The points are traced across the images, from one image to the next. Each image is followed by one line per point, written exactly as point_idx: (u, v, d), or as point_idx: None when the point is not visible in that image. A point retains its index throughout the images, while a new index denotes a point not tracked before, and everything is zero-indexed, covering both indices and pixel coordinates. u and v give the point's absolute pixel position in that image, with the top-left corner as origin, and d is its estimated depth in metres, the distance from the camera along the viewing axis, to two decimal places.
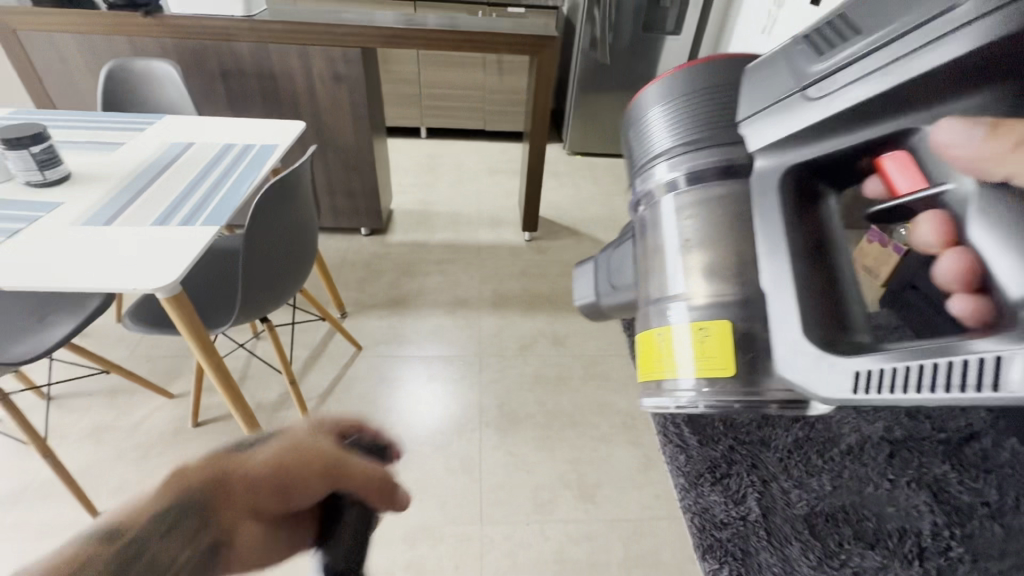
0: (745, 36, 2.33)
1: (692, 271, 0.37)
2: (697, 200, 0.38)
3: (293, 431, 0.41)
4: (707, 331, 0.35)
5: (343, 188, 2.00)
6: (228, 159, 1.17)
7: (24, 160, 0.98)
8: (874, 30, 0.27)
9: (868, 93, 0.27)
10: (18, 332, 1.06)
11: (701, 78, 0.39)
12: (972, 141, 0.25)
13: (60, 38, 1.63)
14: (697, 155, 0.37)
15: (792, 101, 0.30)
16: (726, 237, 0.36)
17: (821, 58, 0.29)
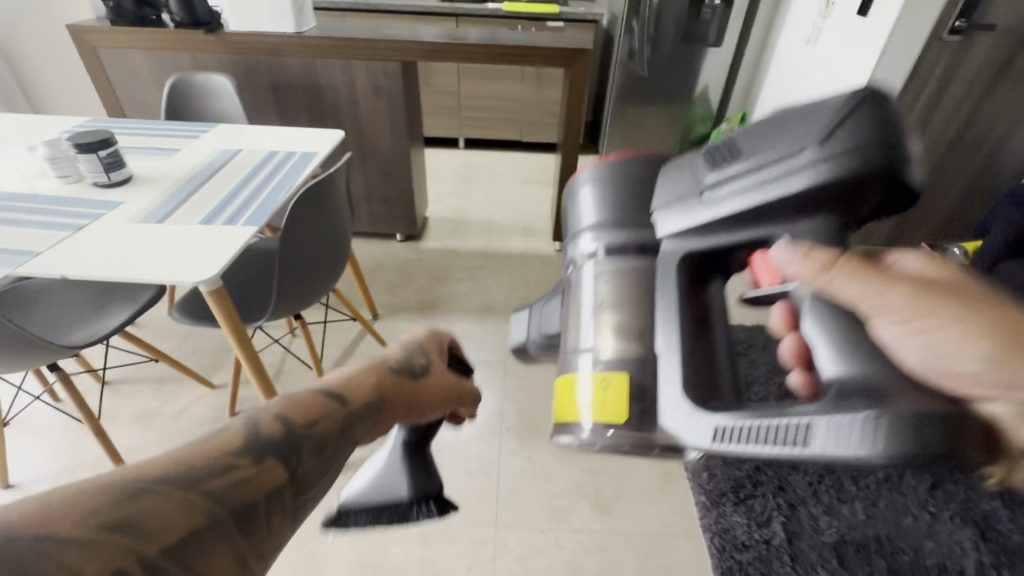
0: (788, 47, 2.28)
1: (603, 328, 0.39)
2: (613, 268, 0.41)
3: (440, 359, 0.55)
4: (608, 382, 0.37)
5: (380, 194, 2.08)
6: (271, 165, 1.24)
7: (93, 163, 1.09)
8: (746, 160, 0.35)
9: (742, 205, 0.35)
10: (80, 319, 1.17)
11: (628, 170, 0.44)
12: (795, 261, 0.34)
13: (132, 54, 1.79)
14: (618, 232, 0.41)
15: (688, 203, 0.38)
16: (635, 304, 0.39)
17: (715, 170, 0.37)
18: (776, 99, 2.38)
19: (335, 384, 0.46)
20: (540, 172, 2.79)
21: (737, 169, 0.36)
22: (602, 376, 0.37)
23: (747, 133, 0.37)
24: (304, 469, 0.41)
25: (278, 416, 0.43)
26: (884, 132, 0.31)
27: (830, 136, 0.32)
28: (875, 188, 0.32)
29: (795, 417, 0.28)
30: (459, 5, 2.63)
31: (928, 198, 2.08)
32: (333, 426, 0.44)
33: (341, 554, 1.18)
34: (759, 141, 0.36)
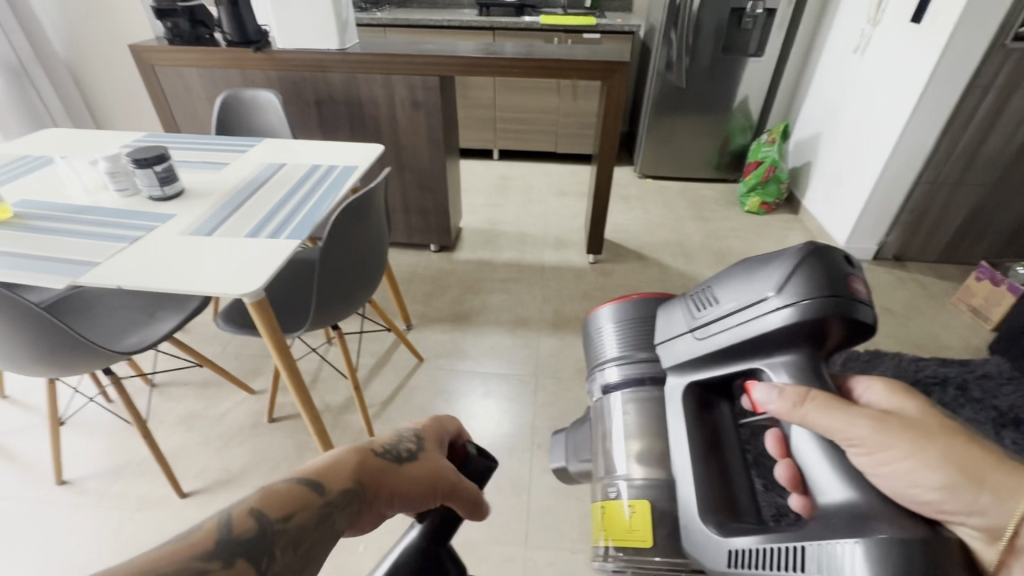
0: (835, 56, 2.21)
1: (630, 455, 0.56)
2: (633, 399, 0.59)
3: (432, 441, 0.50)
4: (633, 508, 0.52)
5: (416, 206, 2.11)
6: (314, 179, 1.28)
7: (148, 177, 1.14)
8: (727, 306, 0.47)
9: (727, 340, 0.47)
10: (132, 325, 1.22)
11: (631, 313, 0.62)
12: (773, 399, 0.45)
13: (186, 72, 1.88)
14: (629, 367, 0.59)
15: (686, 339, 0.51)
16: (654, 433, 0.56)
17: (699, 316, 0.50)
18: (821, 110, 2.30)
19: (311, 471, 0.43)
20: (574, 184, 2.78)
21: (719, 314, 0.48)
22: (627, 503, 0.53)
23: (726, 281, 0.49)
24: (275, 564, 0.39)
25: (249, 506, 0.40)
26: (827, 282, 0.42)
27: (784, 287, 0.43)
28: (827, 324, 0.43)
29: (798, 538, 0.38)
30: (497, 18, 2.66)
31: (990, 213, 1.95)
32: (306, 517, 0.41)
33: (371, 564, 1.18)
34: (734, 292, 0.48)
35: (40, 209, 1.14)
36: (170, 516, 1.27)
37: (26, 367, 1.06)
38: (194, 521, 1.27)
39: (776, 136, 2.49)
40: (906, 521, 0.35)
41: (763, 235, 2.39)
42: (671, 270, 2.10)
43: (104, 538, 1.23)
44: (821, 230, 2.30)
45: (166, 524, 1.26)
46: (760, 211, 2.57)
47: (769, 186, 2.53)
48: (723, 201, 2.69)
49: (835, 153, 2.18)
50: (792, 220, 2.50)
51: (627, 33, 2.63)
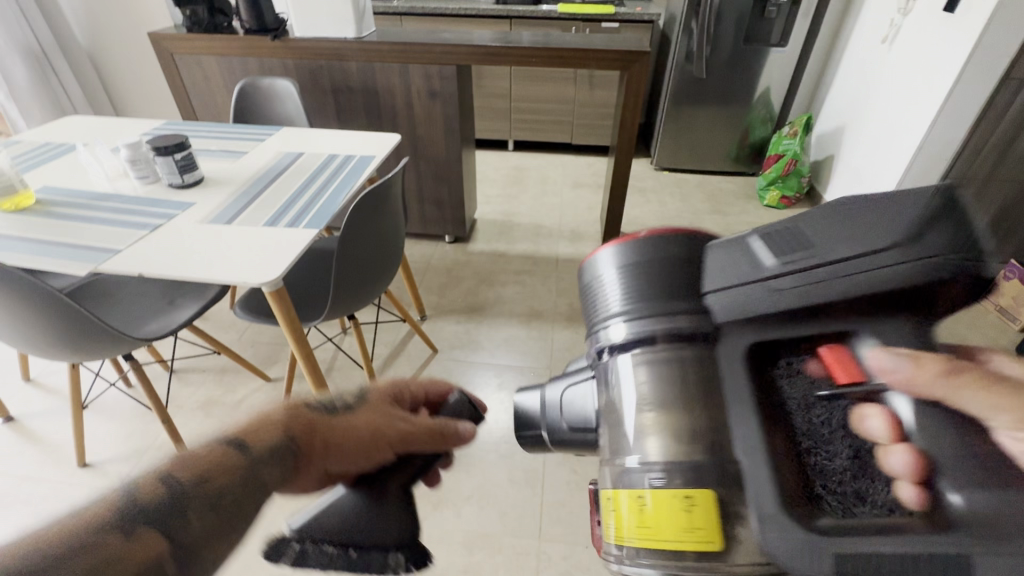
0: (862, 47, 2.14)
1: (645, 430, 0.30)
2: (654, 366, 0.31)
3: (380, 394, 0.49)
4: (693, 502, 0.26)
5: (432, 197, 2.10)
6: (331, 169, 1.28)
7: (168, 165, 1.14)
8: (824, 250, 0.29)
9: (823, 294, 0.28)
10: (152, 312, 1.23)
11: (649, 243, 0.36)
12: (902, 368, 0.26)
13: (205, 60, 1.89)
14: (652, 316, 0.32)
15: (750, 291, 0.30)
16: (674, 399, 0.30)
17: (778, 258, 0.30)
18: (845, 102, 2.24)
19: (235, 434, 0.44)
20: (590, 176, 2.75)
21: (815, 258, 0.29)
22: (681, 493, 0.27)
23: (816, 219, 0.30)
24: (192, 531, 0.39)
25: (163, 473, 0.41)
26: (968, 236, 0.26)
27: (921, 236, 0.27)
28: (960, 288, 0.26)
29: (928, 535, 0.22)
30: (513, 7, 2.63)
31: None
32: (227, 480, 0.42)
33: None
34: (839, 231, 0.29)
35: (62, 196, 1.15)
36: None
37: (48, 352, 1.07)
38: None
39: (798, 128, 2.43)
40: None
41: None
42: None
43: None
44: None
45: None
46: (780, 205, 2.52)
47: (789, 179, 2.47)
48: (742, 194, 2.64)
49: (859, 147, 2.13)
50: None
51: (647, 22, 2.58)
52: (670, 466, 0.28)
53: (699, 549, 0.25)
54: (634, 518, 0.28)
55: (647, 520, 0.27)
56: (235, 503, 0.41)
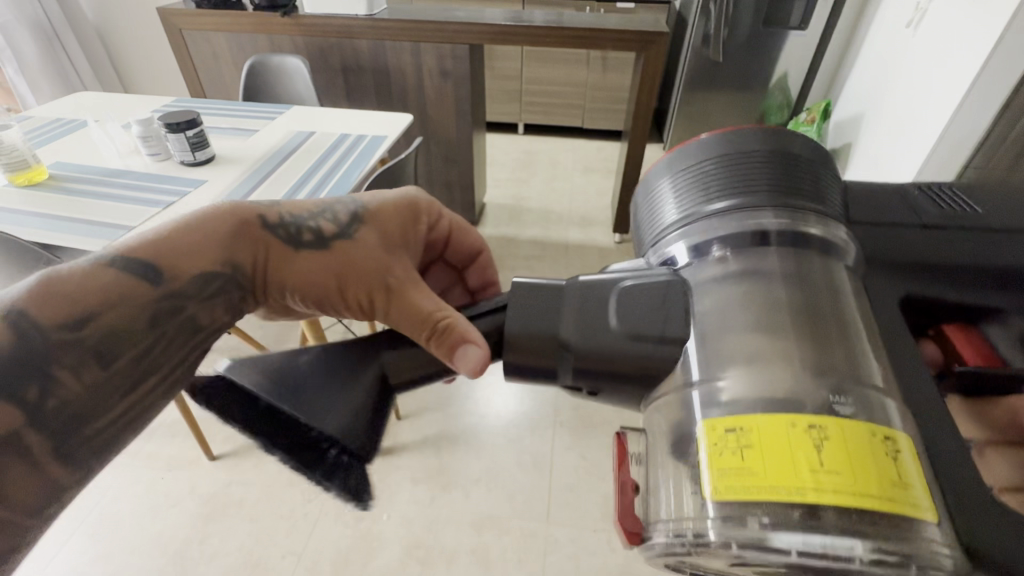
0: (885, 30, 2.08)
1: (733, 358, 0.25)
2: (730, 276, 0.27)
3: (368, 233, 0.46)
4: (894, 445, 0.22)
5: (441, 180, 2.08)
6: (344, 148, 1.26)
7: (179, 142, 1.13)
8: (987, 220, 0.31)
9: (978, 255, 0.30)
10: None
11: (724, 137, 0.32)
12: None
13: (213, 36, 1.86)
14: (738, 212, 0.29)
15: (910, 232, 0.31)
16: (798, 323, 0.25)
17: (936, 211, 0.32)
18: (865, 88, 2.19)
19: (145, 251, 0.40)
20: (601, 161, 2.71)
21: (974, 223, 0.31)
22: (878, 432, 0.22)
23: (975, 195, 0.33)
24: (76, 383, 0.36)
25: (16, 309, 0.35)
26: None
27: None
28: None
29: None
30: None
31: None
32: (138, 311, 0.39)
33: (395, 532, 1.20)
34: (1009, 211, 0.31)
35: (74, 172, 1.14)
36: (201, 477, 1.31)
37: None
38: (224, 483, 1.30)
39: (816, 115, 2.42)
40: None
41: None
42: None
43: (139, 495, 1.28)
44: None
45: (198, 484, 1.29)
46: None
47: None
48: None
49: (874, 135, 2.09)
50: None
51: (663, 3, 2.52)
52: (851, 392, 0.23)
53: (904, 510, 0.21)
54: (805, 453, 0.21)
55: (831, 460, 0.21)
56: (158, 342, 0.40)
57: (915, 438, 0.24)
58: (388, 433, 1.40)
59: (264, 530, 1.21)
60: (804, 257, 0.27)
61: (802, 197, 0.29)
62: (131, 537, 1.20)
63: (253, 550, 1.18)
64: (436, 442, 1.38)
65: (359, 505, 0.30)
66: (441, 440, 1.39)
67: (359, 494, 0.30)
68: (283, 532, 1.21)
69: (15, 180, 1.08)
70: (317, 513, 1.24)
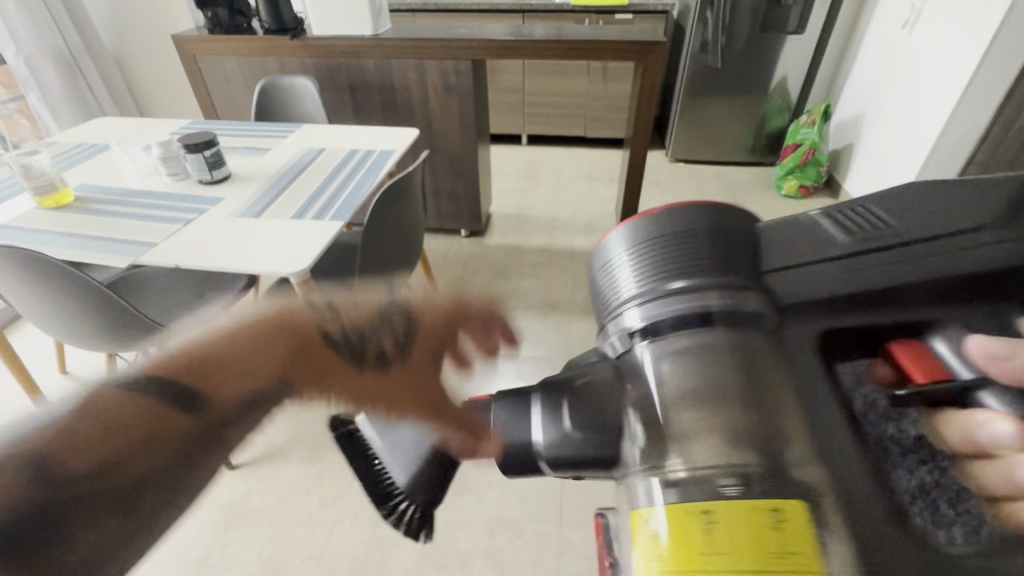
0: (883, 32, 2.10)
1: (658, 447, 0.21)
2: (666, 366, 0.23)
3: (424, 331, 0.32)
4: (782, 518, 0.17)
5: (448, 191, 2.13)
6: (354, 163, 1.31)
7: (198, 162, 1.18)
8: (940, 217, 0.25)
9: (914, 265, 0.25)
10: (180, 304, 1.25)
11: (658, 201, 0.28)
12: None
13: (226, 61, 1.93)
14: (676, 292, 0.24)
15: (844, 257, 0.26)
16: (719, 413, 0.21)
17: (878, 221, 0.27)
18: (864, 90, 2.21)
19: (180, 368, 0.27)
20: (604, 168, 2.75)
21: (930, 226, 0.25)
22: (762, 506, 0.18)
23: (937, 180, 0.26)
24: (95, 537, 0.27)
25: (30, 456, 0.24)
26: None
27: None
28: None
29: None
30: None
31: None
32: (170, 443, 0.28)
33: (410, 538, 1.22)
34: (963, 196, 0.25)
35: (98, 193, 1.19)
36: (220, 487, 1.34)
37: (91, 343, 1.12)
38: (244, 492, 1.33)
39: (817, 117, 2.38)
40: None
41: None
42: None
43: None
44: None
45: (219, 494, 1.32)
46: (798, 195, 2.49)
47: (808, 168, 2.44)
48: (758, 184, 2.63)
49: (875, 135, 2.11)
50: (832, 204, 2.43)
51: (661, 12, 2.56)
52: (743, 471, 0.19)
53: None
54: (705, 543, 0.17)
55: (725, 547, 0.17)
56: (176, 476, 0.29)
57: (828, 517, 0.19)
58: None
59: (283, 537, 1.23)
60: (743, 341, 0.23)
61: (743, 268, 0.25)
62: None
63: (272, 557, 1.20)
64: None
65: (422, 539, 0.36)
66: None
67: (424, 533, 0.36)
68: (300, 538, 1.23)
69: (42, 203, 1.13)
70: (334, 521, 1.26)
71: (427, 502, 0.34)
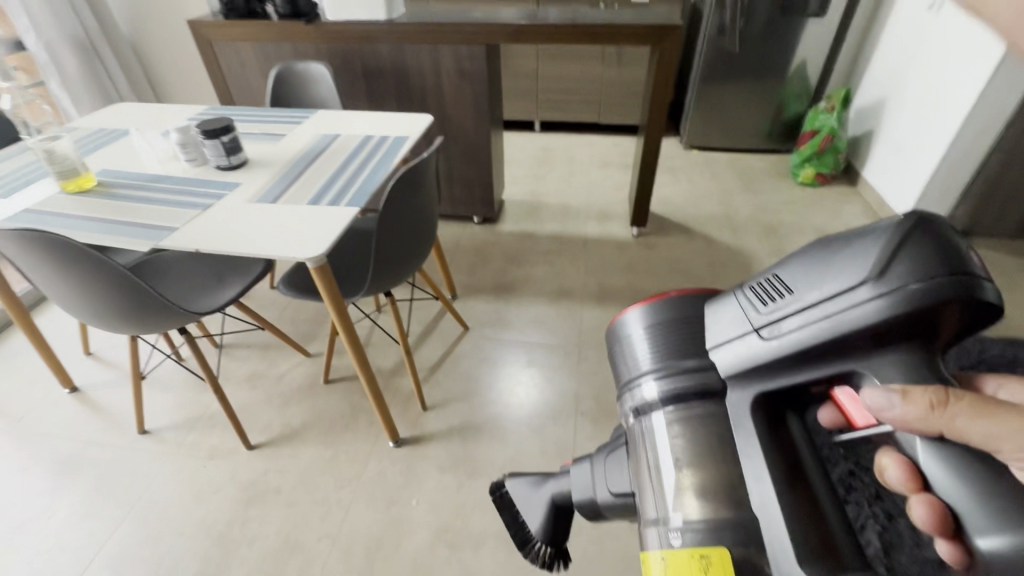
0: (908, 16, 2.04)
1: (684, 489, 0.38)
2: (683, 418, 0.41)
3: None
4: (708, 560, 0.34)
5: (461, 178, 2.12)
6: (368, 149, 1.31)
7: (216, 148, 1.20)
8: (811, 294, 0.36)
9: (807, 341, 0.36)
10: (202, 288, 1.28)
11: (673, 310, 0.47)
12: (895, 405, 0.34)
13: (241, 47, 1.94)
14: (690, 372, 0.43)
15: (750, 341, 0.39)
16: (710, 456, 0.39)
17: (767, 308, 0.39)
18: (887, 75, 2.16)
19: None
20: (618, 155, 2.73)
21: (800, 303, 0.37)
22: (696, 554, 0.34)
23: (799, 266, 0.39)
24: None
25: None
26: (944, 253, 0.33)
27: (884, 271, 0.34)
28: (962, 316, 0.33)
29: None
30: None
31: None
32: None
33: (424, 518, 1.25)
34: (819, 273, 0.37)
35: (118, 178, 1.22)
36: (240, 465, 1.38)
37: (113, 325, 1.14)
38: (263, 471, 1.37)
39: (836, 102, 2.35)
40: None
41: (816, 208, 2.30)
42: (716, 244, 2.06)
43: (184, 482, 1.35)
44: (881, 204, 2.21)
45: (239, 472, 1.36)
46: (814, 182, 2.45)
47: (825, 156, 2.40)
48: (773, 171, 2.60)
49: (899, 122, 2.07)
50: (850, 193, 2.39)
51: None
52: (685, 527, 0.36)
53: None
54: None
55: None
56: None
57: (741, 542, 0.35)
58: (415, 423, 1.46)
59: (301, 515, 1.27)
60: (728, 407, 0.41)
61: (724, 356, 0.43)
62: (177, 522, 1.27)
63: (289, 534, 1.24)
64: (460, 432, 1.43)
65: (565, 566, 0.68)
66: (464, 430, 1.44)
67: (562, 565, 0.68)
68: (318, 516, 1.27)
69: (65, 186, 1.15)
70: (350, 500, 1.29)
71: (553, 552, 0.66)
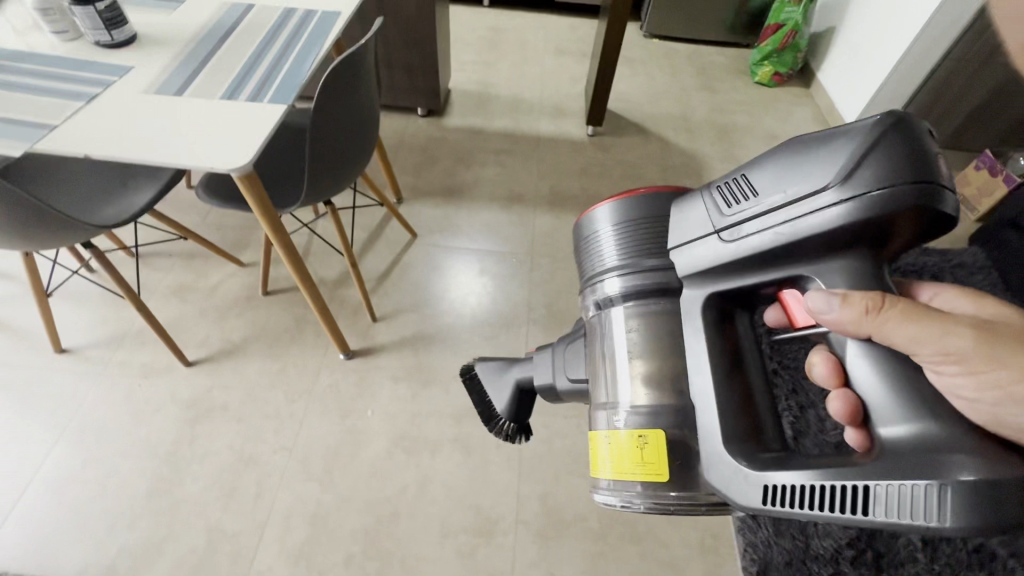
0: None
1: (635, 378, 0.55)
2: (639, 309, 0.56)
3: None
4: (645, 440, 0.52)
5: (402, 63, 1.87)
6: (291, 28, 1.10)
7: (90, 18, 0.96)
8: (774, 197, 0.44)
9: (765, 242, 0.44)
10: (104, 194, 1.11)
11: (639, 215, 0.57)
12: (834, 308, 0.44)
13: None
14: (648, 272, 0.55)
15: (711, 241, 0.47)
16: (661, 354, 0.54)
17: (730, 211, 0.47)
18: None
19: None
20: (574, 41, 2.50)
21: (762, 207, 0.44)
22: (637, 435, 0.52)
23: (768, 170, 0.45)
24: None
25: None
26: (910, 156, 0.39)
27: (848, 177, 0.40)
28: (907, 219, 0.40)
29: (831, 475, 0.39)
30: None
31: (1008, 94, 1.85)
32: None
33: (380, 427, 1.28)
34: (780, 178, 0.44)
35: None
36: (179, 382, 1.32)
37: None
38: (205, 387, 1.32)
39: None
40: (996, 452, 0.35)
41: (769, 110, 2.27)
42: (671, 147, 2.02)
43: (119, 401, 1.28)
44: (830, 108, 2.21)
45: (178, 390, 1.31)
46: (771, 83, 2.39)
47: (785, 53, 2.32)
48: (732, 68, 2.50)
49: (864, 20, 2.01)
50: (803, 95, 2.36)
51: None
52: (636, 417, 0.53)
53: (654, 474, 0.51)
54: (621, 456, 0.53)
55: (628, 459, 0.52)
56: None
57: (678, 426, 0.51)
58: (365, 334, 1.43)
59: (251, 430, 1.26)
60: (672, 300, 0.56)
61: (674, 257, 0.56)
62: (117, 442, 1.23)
63: (242, 448, 1.24)
64: (412, 342, 1.43)
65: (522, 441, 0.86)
66: (415, 341, 1.43)
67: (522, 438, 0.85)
68: (271, 430, 1.26)
69: None
70: (303, 412, 1.29)
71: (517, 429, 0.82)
